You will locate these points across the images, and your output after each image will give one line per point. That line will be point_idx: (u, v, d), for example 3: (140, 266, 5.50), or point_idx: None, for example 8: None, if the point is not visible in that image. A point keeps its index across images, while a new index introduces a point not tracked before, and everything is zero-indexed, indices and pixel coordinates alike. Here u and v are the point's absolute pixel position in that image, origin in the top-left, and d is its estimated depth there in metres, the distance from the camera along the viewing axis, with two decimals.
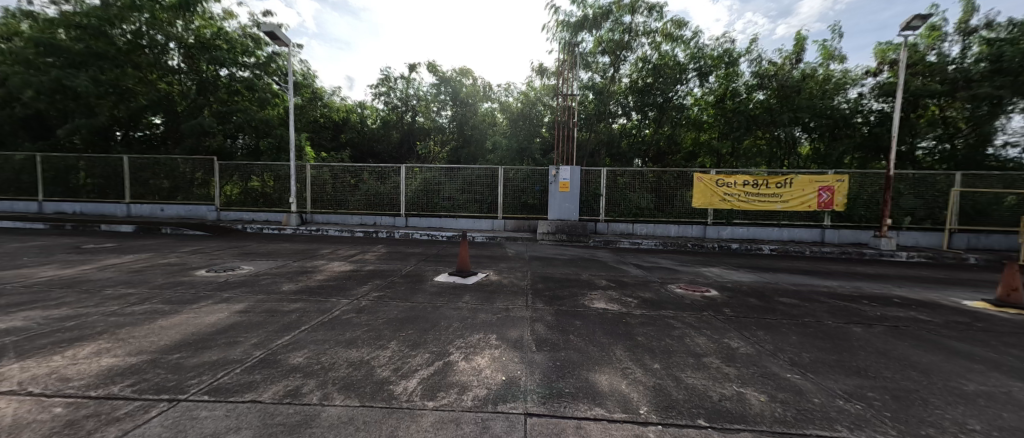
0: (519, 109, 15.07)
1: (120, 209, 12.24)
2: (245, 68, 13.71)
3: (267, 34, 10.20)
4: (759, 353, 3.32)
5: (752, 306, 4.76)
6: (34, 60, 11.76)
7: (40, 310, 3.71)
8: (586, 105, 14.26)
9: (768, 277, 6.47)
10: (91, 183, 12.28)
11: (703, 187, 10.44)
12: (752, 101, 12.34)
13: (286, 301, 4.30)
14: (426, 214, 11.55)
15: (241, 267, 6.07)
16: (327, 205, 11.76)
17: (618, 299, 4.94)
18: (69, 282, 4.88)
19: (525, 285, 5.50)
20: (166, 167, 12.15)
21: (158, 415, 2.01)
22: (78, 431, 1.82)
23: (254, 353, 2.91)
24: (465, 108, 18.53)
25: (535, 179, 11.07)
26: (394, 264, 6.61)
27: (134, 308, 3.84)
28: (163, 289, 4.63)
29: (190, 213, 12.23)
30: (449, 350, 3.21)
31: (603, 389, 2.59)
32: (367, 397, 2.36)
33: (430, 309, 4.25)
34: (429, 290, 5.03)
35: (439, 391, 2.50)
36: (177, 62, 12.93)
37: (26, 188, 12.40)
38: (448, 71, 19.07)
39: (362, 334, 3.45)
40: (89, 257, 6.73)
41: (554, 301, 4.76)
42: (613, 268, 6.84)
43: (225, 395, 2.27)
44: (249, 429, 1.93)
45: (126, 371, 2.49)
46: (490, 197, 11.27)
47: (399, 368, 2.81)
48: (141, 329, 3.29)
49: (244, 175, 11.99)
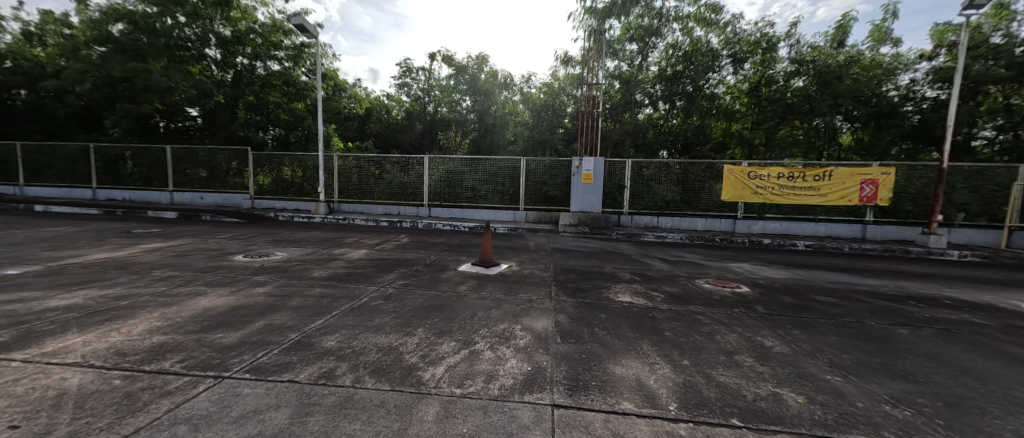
0: (543, 100, 14.85)
1: (164, 197, 12.95)
2: (278, 60, 14.18)
3: (297, 27, 10.35)
4: (796, 353, 3.18)
5: (786, 304, 4.56)
6: (87, 51, 12.52)
7: (97, 289, 3.99)
8: (611, 94, 13.84)
9: (803, 274, 6.17)
10: (138, 172, 13.01)
11: (734, 180, 10.02)
12: (789, 89, 11.70)
13: (315, 286, 4.44)
14: (448, 204, 11.61)
15: (274, 253, 6.33)
16: (353, 195, 12.02)
17: (643, 293, 4.83)
18: (122, 264, 5.22)
19: (548, 276, 5.46)
20: (203, 156, 12.69)
21: (204, 390, 2.14)
22: (135, 402, 1.98)
23: (290, 335, 3.03)
24: (486, 98, 18.52)
25: (557, 171, 10.94)
26: (417, 253, 6.72)
27: (179, 290, 4.07)
28: (206, 273, 4.89)
29: (226, 202, 12.78)
30: (474, 338, 3.24)
31: (630, 383, 2.56)
32: (396, 382, 2.43)
33: (454, 298, 4.28)
34: (452, 279, 5.08)
35: (466, 379, 2.54)
36: (215, 53, 13.42)
37: (81, 176, 13.25)
38: (468, 61, 18.97)
39: (390, 320, 3.51)
40: (138, 241, 7.19)
41: (578, 293, 4.70)
42: (637, 262, 6.70)
43: (265, 374, 2.38)
44: (288, 407, 2.06)
45: (175, 348, 2.65)
46: (512, 188, 11.22)
47: (426, 354, 2.87)
48: (186, 309, 3.49)
49: (275, 166, 12.22)
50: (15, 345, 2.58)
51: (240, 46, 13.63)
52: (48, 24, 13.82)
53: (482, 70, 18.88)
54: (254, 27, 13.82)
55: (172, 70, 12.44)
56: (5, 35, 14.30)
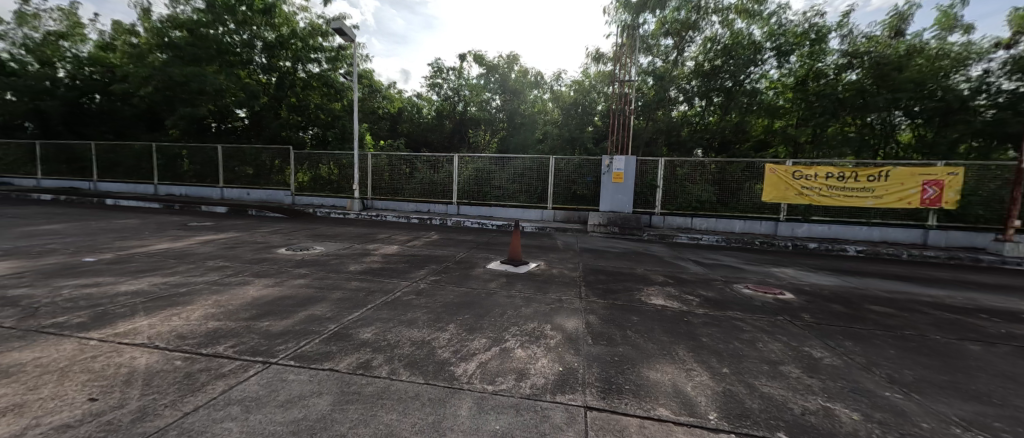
0: (573, 98, 14.67)
1: (215, 193, 13.91)
2: (317, 63, 15.02)
3: (337, 31, 10.80)
4: (848, 366, 2.95)
5: (836, 313, 4.26)
6: (148, 56, 13.53)
7: (160, 276, 4.35)
8: (644, 91, 13.50)
9: (854, 282, 5.73)
10: (193, 169, 14.04)
11: (776, 180, 9.48)
12: (841, 83, 10.88)
13: (351, 280, 4.61)
14: (476, 202, 11.71)
15: (313, 247, 6.63)
16: (386, 192, 12.40)
17: (677, 297, 4.66)
18: (180, 254, 5.66)
19: (577, 276, 5.39)
20: (249, 155, 13.49)
21: (255, 374, 2.27)
22: (195, 382, 2.13)
23: (329, 325, 3.15)
24: (514, 98, 18.64)
25: (586, 170, 10.79)
26: (447, 250, 6.82)
27: (230, 279, 4.36)
28: (253, 264, 5.20)
29: (270, 198, 13.54)
30: (505, 336, 3.24)
31: (666, 389, 2.47)
32: (430, 375, 2.48)
33: (484, 295, 4.31)
34: (482, 276, 5.12)
35: (497, 376, 2.55)
36: (262, 58, 14.27)
37: (144, 173, 14.47)
38: (498, 60, 19.03)
39: (422, 315, 3.59)
40: (193, 233, 7.76)
41: (608, 294, 4.60)
42: (670, 264, 6.48)
43: (308, 362, 2.50)
44: (330, 394, 2.14)
45: (227, 333, 2.83)
46: (540, 187, 11.17)
47: (458, 350, 2.91)
48: (237, 297, 3.73)
49: (313, 164, 13.00)
50: (93, 325, 2.86)
51: (282, 50, 14.35)
52: (118, 34, 15.17)
53: (512, 69, 18.95)
54: (296, 31, 14.55)
55: (223, 74, 13.30)
56: (83, 44, 15.84)
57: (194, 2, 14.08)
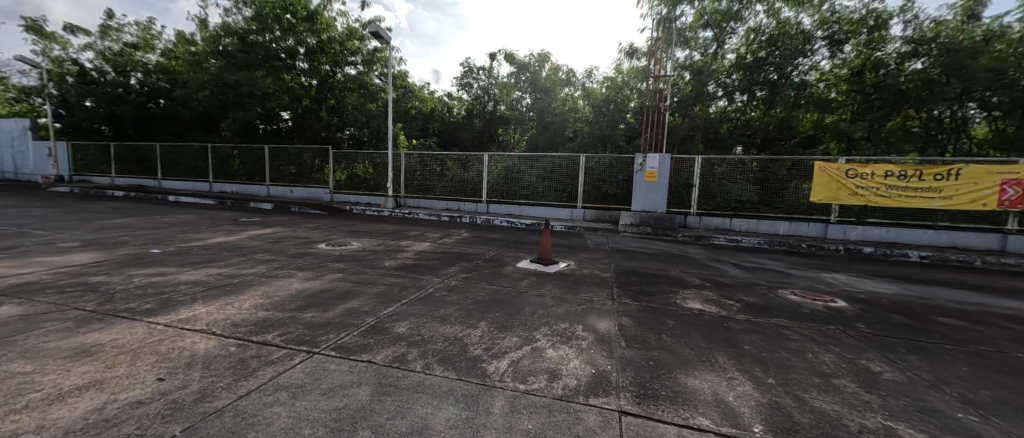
0: (605, 95, 14.38)
1: (262, 190, 14.85)
2: (354, 65, 15.71)
3: (374, 34, 11.19)
4: (912, 383, 2.69)
5: (896, 324, 3.90)
6: (204, 63, 14.65)
7: (215, 268, 4.70)
8: (681, 87, 13.12)
9: (918, 291, 5.22)
10: (243, 168, 15.05)
11: (826, 179, 8.83)
12: (904, 72, 9.92)
13: (387, 275, 4.76)
14: (505, 201, 11.75)
15: (350, 243, 6.91)
16: (418, 190, 12.73)
17: (716, 301, 4.45)
18: (232, 247, 6.08)
19: (609, 277, 5.27)
20: (291, 154, 14.27)
21: (300, 363, 2.40)
22: (247, 367, 2.28)
23: (367, 319, 3.27)
24: (545, 96, 17.77)
25: (618, 169, 10.54)
26: (477, 248, 6.90)
27: (275, 272, 4.63)
28: (296, 258, 5.50)
29: (310, 195, 14.27)
30: (536, 335, 3.23)
31: (705, 397, 2.36)
32: (463, 372, 2.51)
33: (514, 294, 4.31)
34: (512, 275, 5.13)
35: (529, 376, 2.54)
36: (304, 63, 15.13)
37: (200, 172, 15.68)
38: (529, 58, 18.49)
39: (454, 311, 3.64)
40: (243, 228, 8.33)
41: (641, 297, 4.47)
42: (707, 267, 6.20)
43: (348, 353, 2.60)
44: (368, 385, 2.22)
45: (275, 323, 3.01)
46: (570, 186, 11.05)
47: (490, 347, 2.92)
48: (282, 289, 3.95)
49: (350, 163, 13.52)
50: (159, 311, 3.13)
51: (322, 54, 15.24)
52: (180, 44, 16.55)
53: (544, 67, 18.23)
54: (335, 36, 15.23)
55: (270, 78, 14.16)
56: (150, 54, 17.38)
57: (244, 11, 15.07)
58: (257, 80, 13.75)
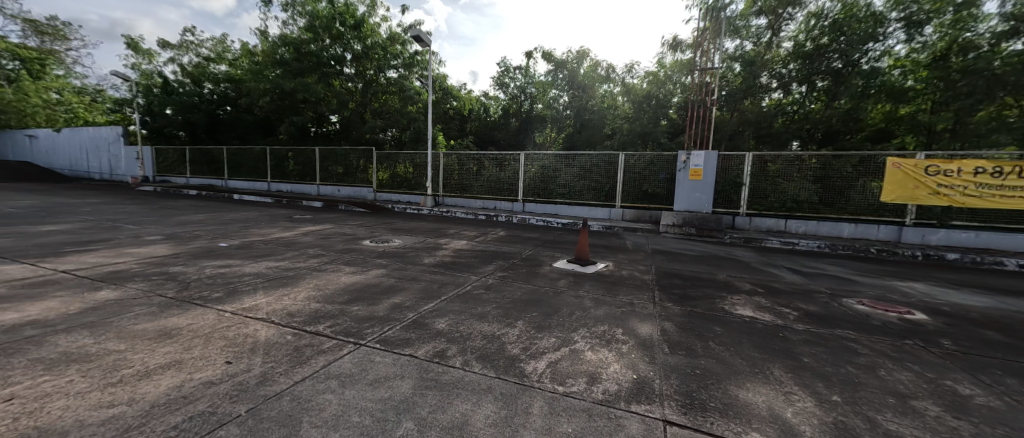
0: (646, 90, 13.87)
1: (313, 189, 15.90)
2: (395, 69, 16.34)
3: (415, 38, 11.57)
4: (1014, 410, 2.33)
5: (991, 342, 3.40)
6: (265, 72, 15.94)
7: (273, 261, 5.09)
8: (730, 79, 12.41)
9: (1018, 305, 4.52)
10: (296, 169, 16.20)
11: (901, 176, 7.92)
12: (999, 56, 8.63)
13: (427, 272, 4.91)
14: (541, 200, 11.69)
15: (393, 240, 7.21)
16: (456, 190, 13.02)
17: (769, 308, 4.13)
18: (287, 242, 6.56)
19: (649, 280, 5.07)
20: (339, 156, 15.13)
21: (347, 353, 2.52)
22: (301, 355, 2.44)
23: (408, 314, 3.38)
24: (582, 93, 17.24)
25: (659, 167, 10.15)
26: (513, 247, 6.92)
27: (325, 266, 4.94)
28: (344, 253, 5.83)
29: (356, 195, 15.06)
30: (574, 337, 3.17)
31: (760, 411, 2.19)
32: (501, 370, 2.52)
33: (551, 294, 4.28)
34: (549, 275, 5.08)
35: (567, 378, 2.49)
36: (351, 68, 15.97)
37: (259, 173, 17.07)
38: (567, 55, 17.85)
39: (492, 310, 3.67)
40: (297, 224, 8.96)
41: (686, 301, 4.25)
42: (759, 271, 5.78)
43: (391, 346, 2.71)
44: (411, 378, 2.29)
45: (325, 314, 3.20)
46: (608, 185, 10.79)
47: (527, 347, 2.91)
48: (331, 283, 4.20)
49: (393, 163, 14.13)
50: (226, 299, 3.45)
51: (368, 59, 16.02)
52: (244, 55, 18.13)
53: (582, 64, 17.49)
54: (378, 42, 15.93)
55: (320, 84, 15.13)
56: (220, 66, 19.20)
57: (299, 22, 16.17)
58: (310, 86, 14.75)
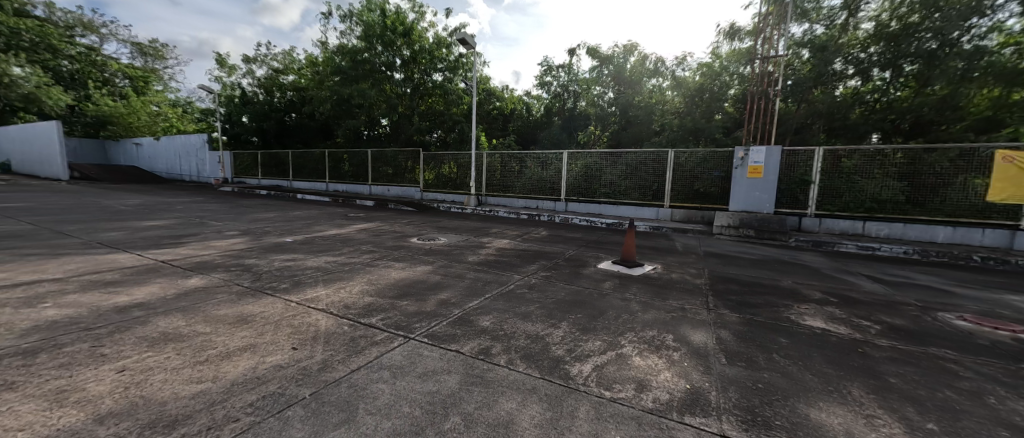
0: (698, 83, 13.07)
1: (365, 189, 16.90)
2: (441, 72, 16.90)
3: (461, 41, 11.84)
4: None
5: None
6: (326, 80, 17.22)
7: (331, 256, 5.48)
8: (799, 66, 11.26)
9: None
10: (351, 170, 17.33)
11: (1015, 173, 6.71)
12: None
13: (471, 270, 5.01)
14: (585, 200, 11.46)
15: (438, 238, 7.45)
16: (498, 189, 13.17)
17: (844, 320, 3.69)
18: (343, 238, 7.04)
19: (702, 284, 4.76)
20: (389, 157, 15.94)
21: (398, 346, 2.64)
22: (357, 346, 2.59)
23: (454, 310, 3.47)
24: (628, 89, 16.66)
25: (713, 164, 9.55)
26: (556, 246, 6.85)
27: (377, 262, 5.22)
28: (393, 250, 6.12)
29: (403, 194, 15.79)
30: (621, 341, 3.06)
31: (836, 434, 1.96)
32: (545, 371, 2.50)
33: (596, 296, 4.16)
34: (593, 276, 4.96)
35: (615, 383, 2.41)
36: (400, 73, 16.74)
37: (318, 174, 18.49)
38: (613, 50, 17.03)
39: (535, 309, 3.65)
40: (352, 222, 9.58)
41: (744, 309, 3.93)
42: (831, 279, 5.20)
43: (439, 341, 2.79)
44: (457, 374, 2.34)
45: (378, 308, 3.37)
46: (656, 184, 10.34)
47: (572, 349, 2.86)
48: (383, 278, 4.43)
49: (438, 163, 14.62)
50: (292, 290, 3.76)
51: (415, 64, 16.70)
52: (307, 66, 19.76)
53: (629, 59, 16.72)
54: (425, 46, 16.54)
55: (374, 89, 15.99)
56: (287, 76, 21.04)
57: (355, 32, 17.25)
58: (364, 92, 15.69)
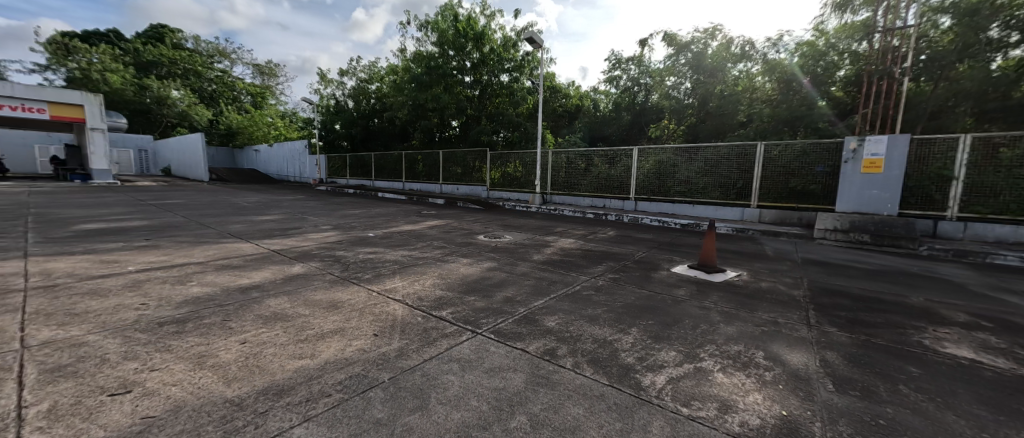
0: (797, 65, 11.44)
1: (437, 188, 17.97)
2: (508, 72, 17.32)
3: (529, 39, 11.90)
4: None
5: None
6: (401, 85, 18.36)
7: (406, 250, 5.91)
8: (938, 38, 9.10)
9: None
10: (424, 169, 18.56)
11: None
12: None
13: (536, 269, 5.01)
14: (656, 199, 10.78)
15: (504, 236, 7.60)
16: (563, 187, 13.01)
17: (1006, 351, 2.90)
18: (417, 234, 7.55)
19: (800, 296, 4.13)
20: (459, 158, 16.74)
21: (466, 340, 2.73)
22: (429, 337, 2.73)
23: (520, 308, 3.49)
24: (709, 77, 15.12)
25: (815, 157, 8.38)
26: (625, 247, 6.54)
27: (447, 257, 5.50)
28: (462, 246, 6.40)
29: (471, 193, 16.44)
30: (700, 354, 2.79)
31: None
32: (614, 378, 2.37)
33: (670, 302, 3.86)
34: (666, 280, 4.62)
35: (693, 399, 2.20)
36: (470, 76, 17.45)
37: (396, 174, 20.15)
38: (692, 36, 15.54)
39: (603, 313, 3.51)
40: (424, 219, 10.24)
41: (857, 328, 3.32)
42: (984, 298, 4.14)
43: (505, 338, 2.83)
44: (523, 372, 2.34)
45: (448, 301, 3.54)
46: (741, 181, 9.36)
47: (643, 357, 2.68)
48: (452, 273, 4.65)
49: (504, 162, 14.97)
50: (374, 281, 4.13)
51: (484, 66, 17.27)
52: (388, 75, 21.70)
53: (712, 44, 15.09)
54: (494, 48, 17.02)
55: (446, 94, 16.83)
56: (372, 85, 23.26)
57: (430, 39, 18.36)
58: (438, 97, 16.68)
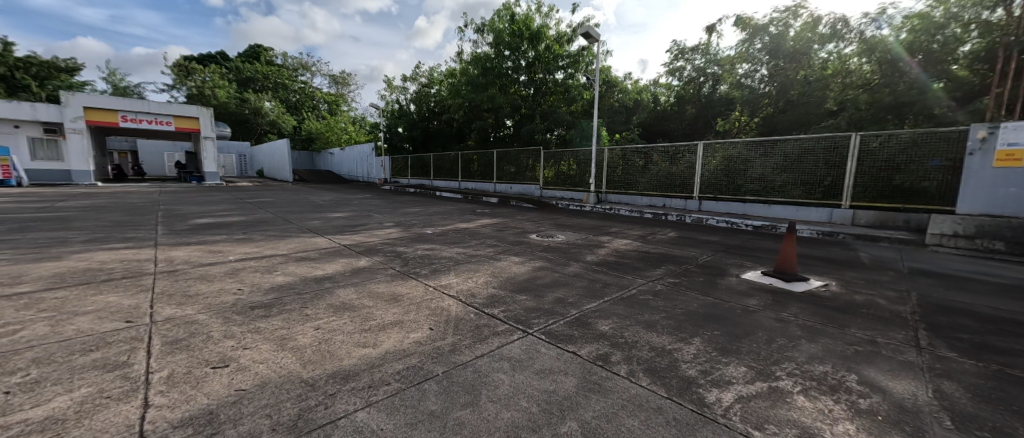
0: (906, 41, 9.74)
1: (490, 187, 18.36)
2: (562, 69, 17.11)
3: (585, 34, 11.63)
4: None
5: None
6: (459, 87, 19.14)
7: (460, 247, 6.10)
8: None
9: None
10: (478, 168, 19.08)
11: None
12: None
13: (590, 270, 4.87)
14: (724, 198, 9.90)
15: (557, 235, 7.52)
16: (619, 186, 12.51)
17: None
18: (471, 232, 7.77)
19: (907, 313, 3.50)
20: (512, 157, 16.94)
21: (517, 340, 2.73)
22: (481, 334, 2.78)
23: (572, 310, 3.41)
24: (792, 64, 13.13)
25: (930, 149, 7.10)
26: (687, 250, 6.09)
27: (500, 255, 5.57)
28: (514, 245, 6.45)
29: (523, 192, 16.54)
30: (776, 372, 2.48)
31: None
32: (673, 391, 2.21)
33: (740, 312, 3.51)
34: (736, 287, 4.21)
35: (767, 422, 1.96)
36: (524, 76, 17.55)
37: (452, 174, 20.97)
38: (770, 17, 13.87)
39: (662, 319, 3.30)
40: (478, 218, 10.50)
41: (990, 355, 2.71)
42: None
43: (556, 340, 2.78)
44: (574, 377, 2.28)
45: (500, 300, 3.58)
46: (830, 178, 8.20)
47: (708, 371, 2.46)
48: (504, 271, 4.70)
49: (557, 161, 14.83)
50: (430, 276, 4.33)
51: (539, 64, 17.27)
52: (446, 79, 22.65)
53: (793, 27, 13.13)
54: (549, 46, 16.93)
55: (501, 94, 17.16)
56: (431, 89, 24.48)
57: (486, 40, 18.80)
58: (493, 97, 17.10)
